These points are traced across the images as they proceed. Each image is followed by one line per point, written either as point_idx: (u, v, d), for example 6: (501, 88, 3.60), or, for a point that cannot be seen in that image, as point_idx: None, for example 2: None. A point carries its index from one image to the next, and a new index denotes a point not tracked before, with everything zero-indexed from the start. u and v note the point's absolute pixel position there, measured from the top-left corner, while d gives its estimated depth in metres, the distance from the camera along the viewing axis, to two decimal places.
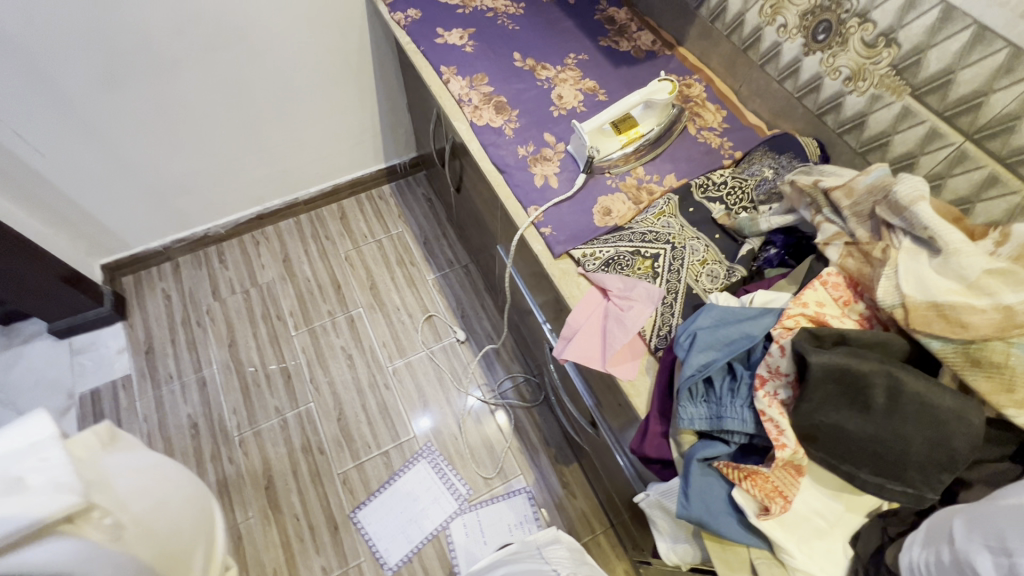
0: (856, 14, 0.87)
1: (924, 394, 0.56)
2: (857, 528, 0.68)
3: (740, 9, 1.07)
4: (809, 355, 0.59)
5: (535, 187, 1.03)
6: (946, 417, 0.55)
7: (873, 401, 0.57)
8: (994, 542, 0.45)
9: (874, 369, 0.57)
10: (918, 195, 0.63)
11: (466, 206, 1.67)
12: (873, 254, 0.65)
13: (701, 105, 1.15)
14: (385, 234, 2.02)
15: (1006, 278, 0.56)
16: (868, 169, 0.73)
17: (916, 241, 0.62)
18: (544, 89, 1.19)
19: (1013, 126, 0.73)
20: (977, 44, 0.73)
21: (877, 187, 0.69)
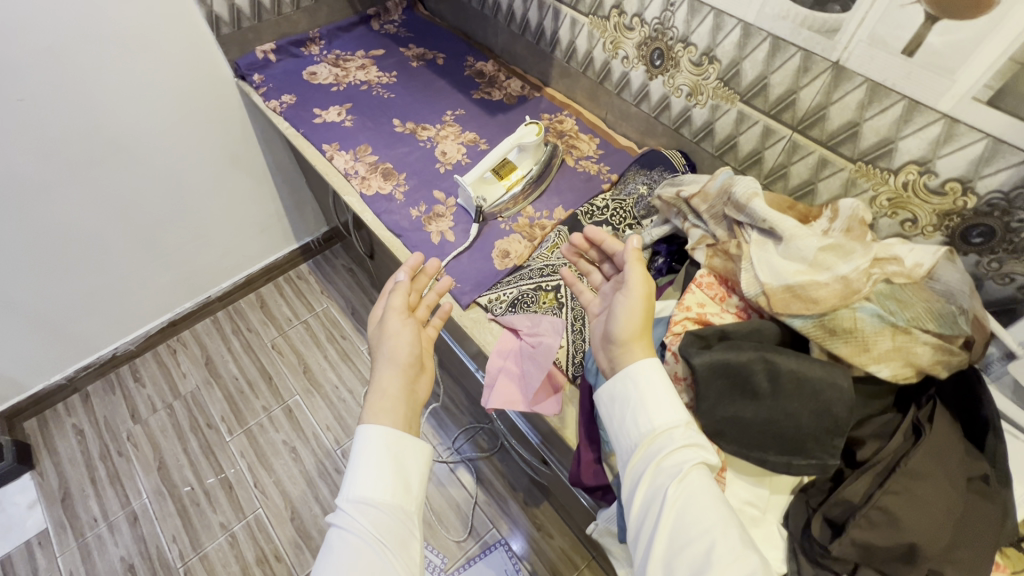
0: (679, 40, 0.97)
1: (798, 369, 0.60)
2: (785, 506, 0.71)
3: (587, 48, 1.17)
4: (693, 358, 0.63)
5: (433, 245, 1.05)
6: (821, 386, 0.60)
7: (758, 387, 0.61)
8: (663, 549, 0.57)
9: (753, 358, 0.62)
10: (753, 193, 0.70)
11: (383, 270, 1.66)
12: (731, 251, 0.71)
13: (575, 136, 1.23)
14: (309, 313, 1.98)
15: (837, 253, 0.64)
16: (713, 174, 0.80)
17: (763, 231, 0.68)
18: (427, 149, 1.23)
19: (823, 114, 0.84)
20: (776, 51, 0.84)
21: (722, 190, 0.76)
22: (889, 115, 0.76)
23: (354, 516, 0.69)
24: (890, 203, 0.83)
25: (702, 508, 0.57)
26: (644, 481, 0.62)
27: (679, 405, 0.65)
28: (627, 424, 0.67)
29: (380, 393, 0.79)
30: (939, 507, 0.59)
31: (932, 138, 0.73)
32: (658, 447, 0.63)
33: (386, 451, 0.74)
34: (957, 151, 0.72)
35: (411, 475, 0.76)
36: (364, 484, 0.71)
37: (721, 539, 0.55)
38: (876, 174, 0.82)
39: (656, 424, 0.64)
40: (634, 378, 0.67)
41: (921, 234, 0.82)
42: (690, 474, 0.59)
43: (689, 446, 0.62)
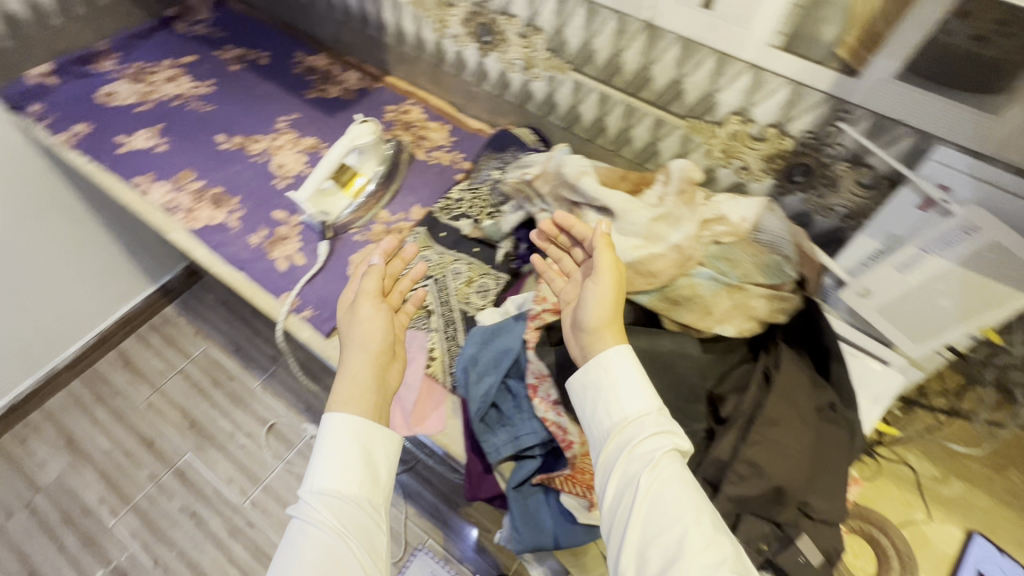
0: (501, 12, 0.91)
1: (649, 346, 0.62)
2: None
3: (415, 30, 1.08)
4: None
5: (281, 273, 0.94)
6: (672, 358, 0.62)
7: None
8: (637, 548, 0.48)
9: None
10: (581, 172, 0.70)
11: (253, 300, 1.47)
12: (573, 235, 0.71)
13: (423, 126, 1.15)
14: (186, 361, 1.74)
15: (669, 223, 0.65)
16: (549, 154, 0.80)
17: (597, 209, 0.69)
18: (260, 163, 1.09)
19: (648, 75, 0.83)
20: (592, 15, 0.81)
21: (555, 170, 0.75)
22: (704, 69, 0.76)
23: (314, 510, 0.59)
24: (724, 154, 0.85)
25: (676, 501, 0.49)
26: (612, 473, 0.53)
27: (650, 388, 0.56)
28: (595, 410, 0.57)
29: (351, 384, 0.66)
30: (794, 447, 0.62)
31: (745, 88, 0.74)
32: (627, 435, 0.54)
33: (349, 438, 0.62)
34: (768, 97, 0.74)
35: (382, 464, 0.64)
36: (330, 474, 0.60)
37: (697, 534, 0.47)
38: (706, 128, 0.83)
39: (624, 410, 0.55)
40: (603, 360, 0.57)
41: (755, 179, 0.85)
42: (662, 462, 0.51)
43: (661, 432, 0.53)
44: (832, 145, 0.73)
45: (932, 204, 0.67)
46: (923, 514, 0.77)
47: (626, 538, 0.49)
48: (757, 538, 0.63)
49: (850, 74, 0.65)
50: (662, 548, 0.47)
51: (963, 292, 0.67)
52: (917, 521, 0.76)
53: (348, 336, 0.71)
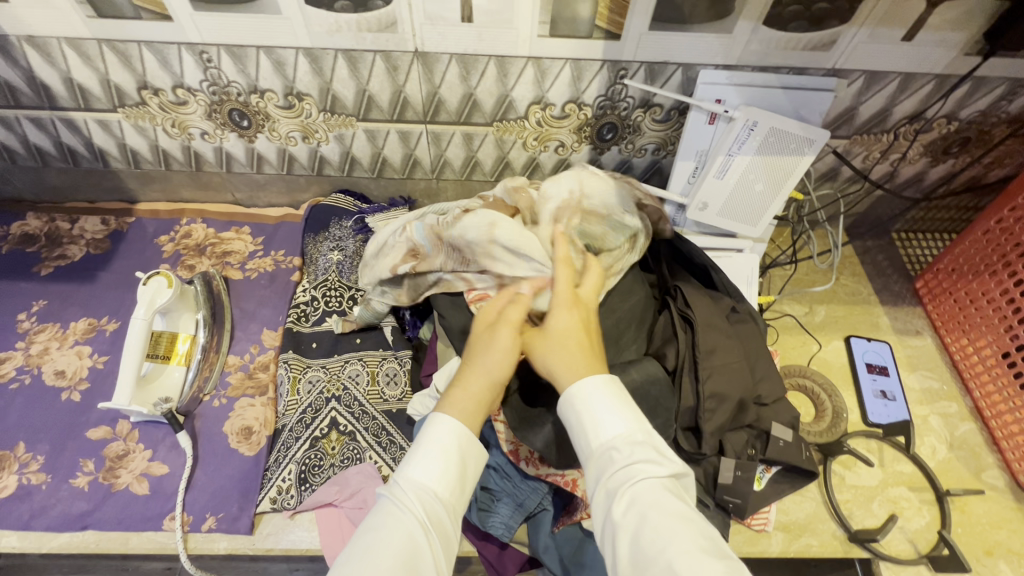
0: (249, 91, 0.79)
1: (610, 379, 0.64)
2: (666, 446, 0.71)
3: (149, 144, 0.88)
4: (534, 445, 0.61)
5: (146, 497, 0.73)
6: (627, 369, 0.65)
7: None
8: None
9: None
10: (490, 224, 0.67)
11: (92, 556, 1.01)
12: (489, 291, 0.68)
13: (219, 241, 0.97)
14: None
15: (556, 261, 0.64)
16: (406, 233, 0.74)
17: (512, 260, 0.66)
18: (27, 386, 0.81)
19: (439, 99, 0.80)
20: (356, 62, 0.74)
21: (439, 246, 0.71)
22: (489, 76, 0.76)
23: (402, 494, 0.49)
24: (539, 141, 0.87)
25: (659, 532, 0.43)
26: (597, 504, 0.49)
27: (624, 415, 0.50)
28: (577, 442, 0.52)
29: (468, 395, 0.53)
30: (733, 363, 0.70)
31: (533, 79, 0.77)
32: (602, 469, 0.49)
33: (450, 429, 0.51)
34: (556, 81, 0.77)
35: (476, 473, 0.53)
36: (426, 458, 0.50)
37: (683, 564, 0.41)
38: (514, 126, 0.84)
39: (597, 442, 0.50)
40: (568, 395, 0.52)
41: (573, 151, 0.90)
42: (636, 493, 0.46)
43: (637, 461, 0.47)
44: (624, 100, 0.80)
45: (717, 117, 0.78)
46: (817, 344, 0.93)
47: (620, 573, 0.45)
48: (743, 447, 0.71)
49: (615, 38, 0.71)
50: None
51: (769, 174, 0.80)
52: (817, 352, 0.92)
53: (473, 351, 0.57)
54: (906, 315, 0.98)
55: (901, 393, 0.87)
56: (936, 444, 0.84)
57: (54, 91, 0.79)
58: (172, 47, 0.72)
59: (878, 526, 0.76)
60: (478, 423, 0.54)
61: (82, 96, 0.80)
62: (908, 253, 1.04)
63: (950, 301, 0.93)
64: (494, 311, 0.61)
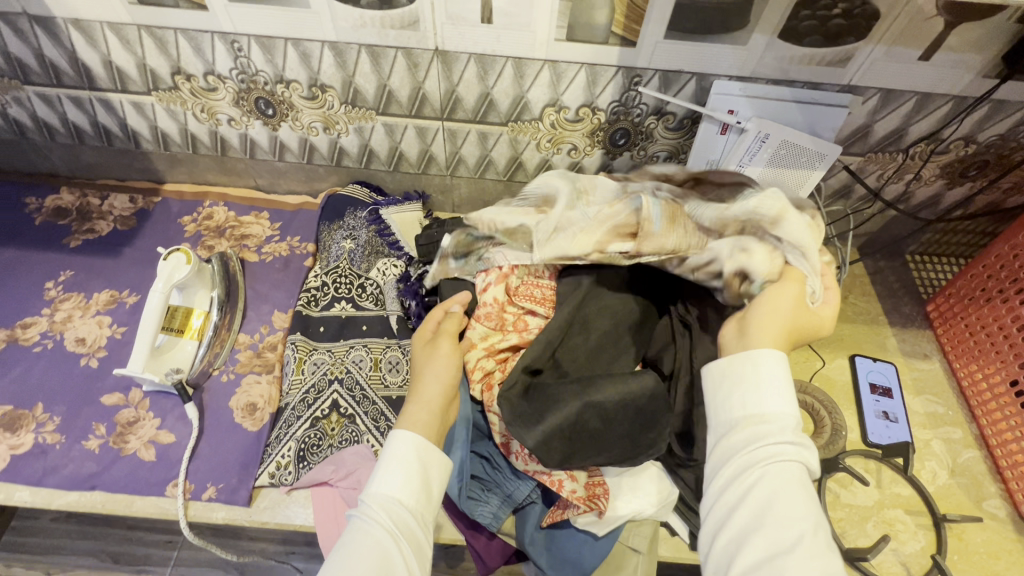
0: (275, 80, 0.82)
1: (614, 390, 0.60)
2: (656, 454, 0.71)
3: (178, 127, 0.92)
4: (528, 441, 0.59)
5: (152, 463, 0.76)
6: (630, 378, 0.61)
7: (591, 424, 0.60)
8: (741, 534, 0.48)
9: (580, 408, 0.59)
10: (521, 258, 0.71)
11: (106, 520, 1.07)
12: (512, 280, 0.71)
13: (238, 224, 1.00)
14: None
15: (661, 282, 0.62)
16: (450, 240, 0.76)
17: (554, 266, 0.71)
18: (49, 351, 0.85)
19: (456, 97, 0.82)
20: (378, 58, 0.77)
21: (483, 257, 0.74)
22: (506, 77, 0.78)
23: (370, 510, 0.52)
24: (552, 143, 0.89)
25: (794, 510, 0.47)
26: (730, 460, 0.51)
27: (790, 400, 0.52)
28: (728, 400, 0.54)
29: (420, 405, 0.59)
30: None
31: (549, 82, 0.78)
32: (752, 433, 0.51)
33: (407, 444, 0.56)
34: (571, 85, 0.79)
35: (439, 482, 0.56)
36: (391, 477, 0.53)
37: (806, 544, 0.45)
38: (528, 127, 0.86)
39: (759, 410, 0.52)
40: (751, 355, 0.54)
41: (585, 155, 0.91)
42: (784, 470, 0.48)
43: (796, 443, 0.50)
44: (637, 106, 0.82)
45: (729, 127, 0.78)
46: (821, 361, 0.92)
47: (733, 524, 0.49)
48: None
49: (629, 45, 0.72)
50: (768, 547, 0.46)
51: (779, 187, 0.80)
52: (820, 368, 0.91)
53: (419, 367, 0.64)
54: (914, 338, 0.96)
55: (903, 415, 0.86)
56: (936, 469, 0.83)
57: (94, 73, 0.83)
58: (206, 36, 0.76)
59: (871, 546, 0.75)
60: (435, 432, 0.58)
61: (120, 78, 0.84)
62: (920, 276, 1.03)
63: (960, 326, 0.91)
64: (433, 326, 0.68)
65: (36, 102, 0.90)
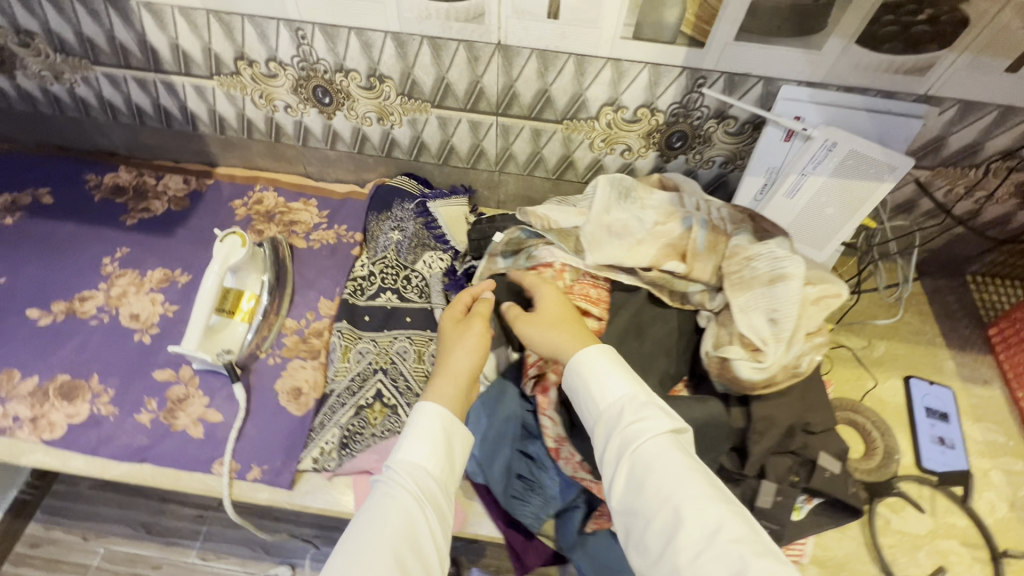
0: (335, 69, 0.82)
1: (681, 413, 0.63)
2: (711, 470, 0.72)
3: (236, 112, 0.93)
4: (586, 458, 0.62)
5: (200, 441, 0.77)
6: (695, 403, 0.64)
7: None
8: (636, 525, 0.49)
9: None
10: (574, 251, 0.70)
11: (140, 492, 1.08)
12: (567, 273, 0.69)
13: (287, 209, 1.01)
14: None
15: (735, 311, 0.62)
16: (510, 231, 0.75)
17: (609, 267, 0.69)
18: (105, 325, 0.88)
19: (513, 92, 0.81)
20: (439, 50, 0.77)
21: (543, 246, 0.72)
22: (566, 74, 0.77)
23: (397, 478, 0.52)
24: (606, 143, 0.88)
25: (666, 480, 0.48)
26: (604, 460, 0.53)
27: (628, 379, 0.55)
28: (584, 408, 0.56)
29: (449, 378, 0.60)
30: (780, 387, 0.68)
31: (610, 80, 0.77)
32: (610, 429, 0.53)
33: (435, 413, 0.57)
34: (632, 84, 0.77)
35: (462, 452, 0.58)
36: (420, 447, 0.54)
37: (688, 511, 0.46)
38: (584, 126, 0.85)
39: (605, 408, 0.54)
40: (575, 364, 0.57)
41: (639, 156, 0.89)
42: (645, 450, 0.50)
43: (647, 419, 0.52)
44: (698, 109, 0.80)
45: (793, 134, 0.76)
46: (873, 381, 0.89)
47: (628, 515, 0.50)
48: (787, 473, 0.69)
49: (697, 46, 0.70)
50: (657, 521, 0.47)
51: (842, 198, 0.77)
52: (871, 387, 0.88)
53: (449, 342, 0.64)
54: (972, 362, 0.92)
55: (960, 442, 0.83)
56: (994, 501, 0.79)
57: (160, 55, 0.85)
58: (272, 22, 0.77)
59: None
60: (457, 408, 0.59)
61: (184, 62, 0.85)
62: (982, 297, 0.98)
63: None
64: (463, 307, 0.69)
65: (103, 82, 0.92)
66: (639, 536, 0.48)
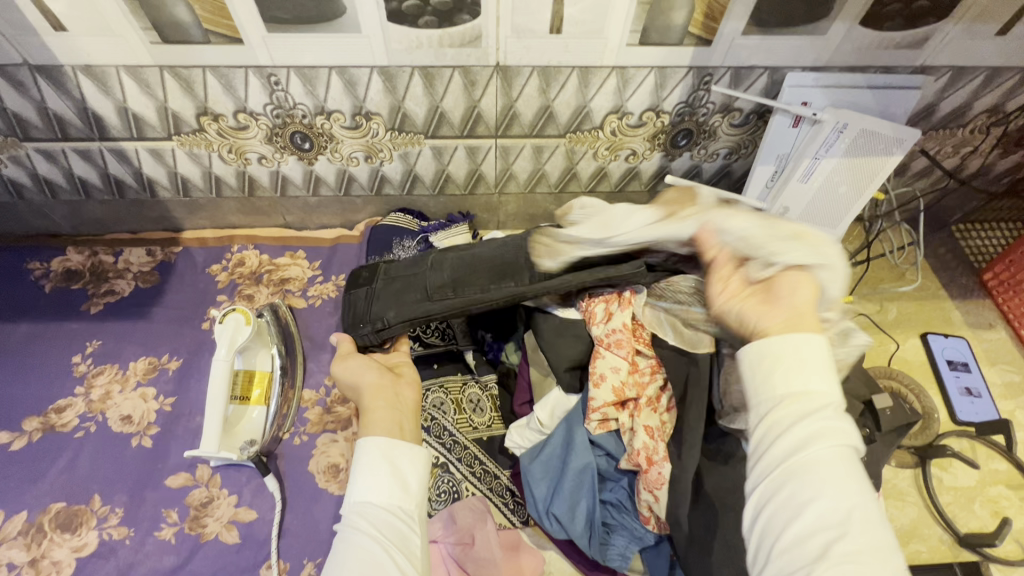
0: (315, 112, 0.75)
1: None
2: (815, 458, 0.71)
3: (202, 171, 0.83)
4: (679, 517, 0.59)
5: (238, 546, 0.70)
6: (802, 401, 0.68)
7: None
8: (777, 529, 0.39)
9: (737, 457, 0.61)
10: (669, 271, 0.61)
11: None
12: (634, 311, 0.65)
13: (275, 267, 0.93)
14: None
15: None
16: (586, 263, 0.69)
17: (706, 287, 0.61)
18: (93, 435, 0.77)
19: (513, 112, 0.77)
20: (431, 79, 0.71)
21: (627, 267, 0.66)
22: (570, 87, 0.73)
23: (352, 523, 0.48)
24: (610, 151, 0.84)
25: (843, 494, 0.37)
26: (771, 446, 0.40)
27: (829, 369, 0.41)
28: (770, 379, 0.42)
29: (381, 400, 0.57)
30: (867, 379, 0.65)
31: (615, 88, 0.74)
32: (789, 412, 0.40)
33: (378, 445, 0.52)
34: (638, 89, 0.74)
35: (418, 474, 0.52)
36: (368, 484, 0.49)
37: (855, 542, 0.36)
38: (588, 137, 0.81)
39: (796, 389, 0.41)
40: (770, 338, 0.43)
41: (644, 159, 0.87)
42: (829, 457, 0.38)
43: (844, 427, 0.39)
44: (704, 105, 0.78)
45: (801, 120, 0.75)
46: (895, 343, 0.92)
47: (769, 517, 0.39)
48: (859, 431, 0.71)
49: (705, 44, 0.68)
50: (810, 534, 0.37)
51: (854, 175, 0.78)
52: (895, 350, 0.91)
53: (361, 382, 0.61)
54: (976, 308, 0.97)
55: (985, 389, 0.87)
56: None
57: (106, 121, 0.74)
58: (239, 71, 0.68)
59: (983, 528, 0.75)
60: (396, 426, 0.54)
61: (136, 125, 0.75)
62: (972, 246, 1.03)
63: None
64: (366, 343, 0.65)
65: (36, 158, 0.80)
66: (781, 538, 0.38)
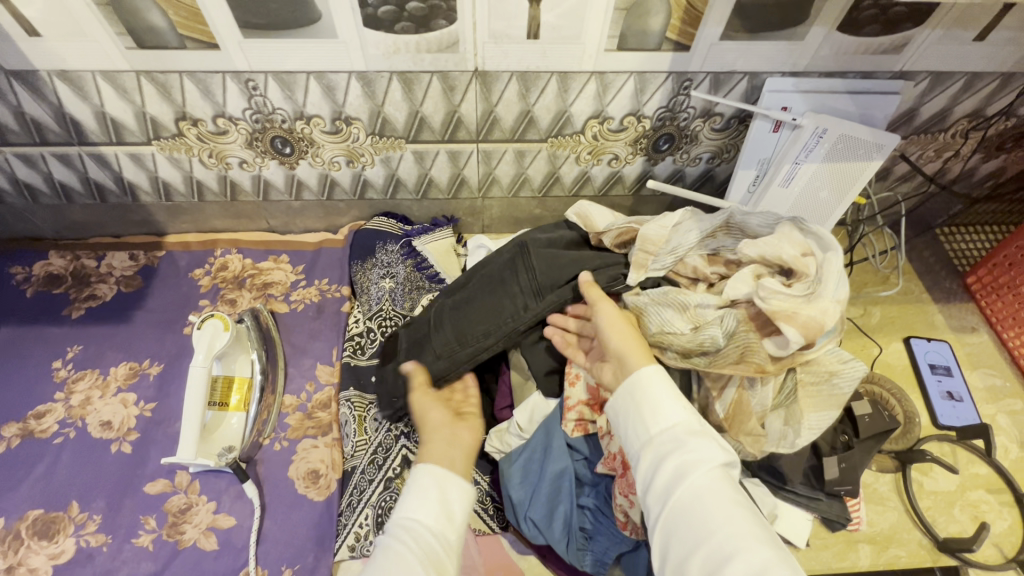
0: (295, 117, 0.74)
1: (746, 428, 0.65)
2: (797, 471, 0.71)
3: (183, 175, 0.83)
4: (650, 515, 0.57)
5: (217, 552, 0.69)
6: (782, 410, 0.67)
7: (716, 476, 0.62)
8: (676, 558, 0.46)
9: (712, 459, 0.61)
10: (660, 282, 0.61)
11: None
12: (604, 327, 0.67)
13: (258, 271, 0.92)
14: None
15: None
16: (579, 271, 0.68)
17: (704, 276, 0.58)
18: (73, 441, 0.77)
19: (494, 117, 0.76)
20: (410, 84, 0.71)
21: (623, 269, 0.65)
22: (550, 92, 0.73)
23: (399, 537, 0.48)
24: (593, 155, 0.84)
25: (718, 509, 0.45)
26: (653, 485, 0.48)
27: (679, 403, 0.50)
28: (636, 430, 0.51)
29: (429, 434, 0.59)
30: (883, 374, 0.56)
31: (594, 93, 0.74)
32: (653, 454, 0.49)
33: (434, 473, 0.52)
34: (618, 94, 0.74)
35: (465, 510, 0.52)
36: (419, 504, 0.50)
37: (740, 547, 0.43)
38: (569, 142, 0.81)
39: (656, 429, 0.50)
40: (631, 381, 0.52)
41: (627, 163, 0.87)
42: (698, 478, 0.47)
43: (704, 446, 0.48)
44: (685, 110, 0.78)
45: (782, 124, 0.75)
46: (878, 347, 0.92)
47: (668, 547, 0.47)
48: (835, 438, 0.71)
49: (683, 50, 0.68)
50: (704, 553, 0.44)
51: (835, 179, 0.78)
52: (878, 354, 0.91)
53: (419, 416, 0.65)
54: (960, 312, 0.97)
55: (966, 393, 0.87)
56: (1007, 444, 0.84)
57: (84, 126, 0.74)
58: (217, 76, 0.68)
59: (963, 532, 0.76)
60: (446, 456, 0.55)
61: (114, 129, 0.75)
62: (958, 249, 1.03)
63: (1007, 297, 0.92)
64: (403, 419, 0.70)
65: (16, 162, 0.79)
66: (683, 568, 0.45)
